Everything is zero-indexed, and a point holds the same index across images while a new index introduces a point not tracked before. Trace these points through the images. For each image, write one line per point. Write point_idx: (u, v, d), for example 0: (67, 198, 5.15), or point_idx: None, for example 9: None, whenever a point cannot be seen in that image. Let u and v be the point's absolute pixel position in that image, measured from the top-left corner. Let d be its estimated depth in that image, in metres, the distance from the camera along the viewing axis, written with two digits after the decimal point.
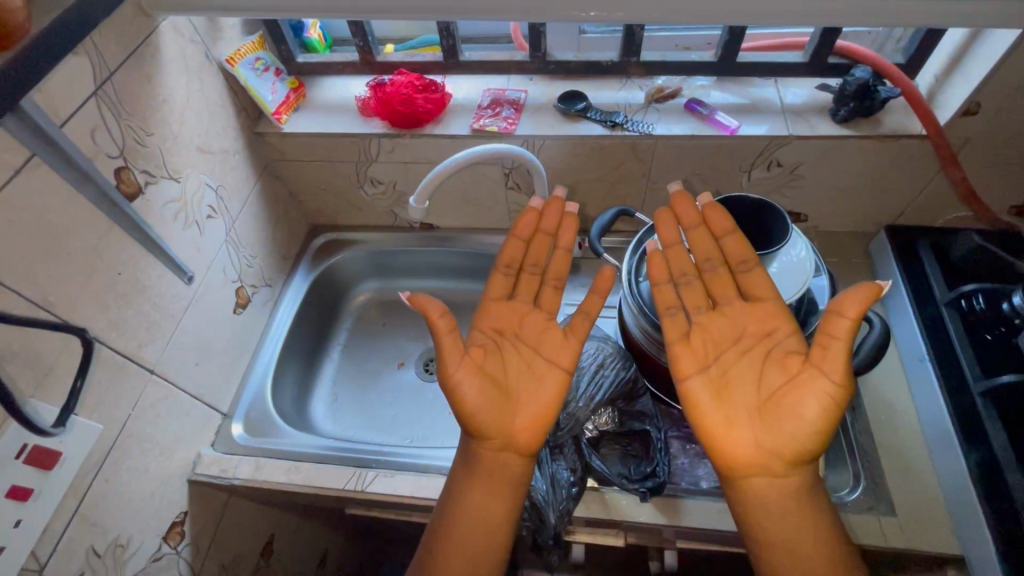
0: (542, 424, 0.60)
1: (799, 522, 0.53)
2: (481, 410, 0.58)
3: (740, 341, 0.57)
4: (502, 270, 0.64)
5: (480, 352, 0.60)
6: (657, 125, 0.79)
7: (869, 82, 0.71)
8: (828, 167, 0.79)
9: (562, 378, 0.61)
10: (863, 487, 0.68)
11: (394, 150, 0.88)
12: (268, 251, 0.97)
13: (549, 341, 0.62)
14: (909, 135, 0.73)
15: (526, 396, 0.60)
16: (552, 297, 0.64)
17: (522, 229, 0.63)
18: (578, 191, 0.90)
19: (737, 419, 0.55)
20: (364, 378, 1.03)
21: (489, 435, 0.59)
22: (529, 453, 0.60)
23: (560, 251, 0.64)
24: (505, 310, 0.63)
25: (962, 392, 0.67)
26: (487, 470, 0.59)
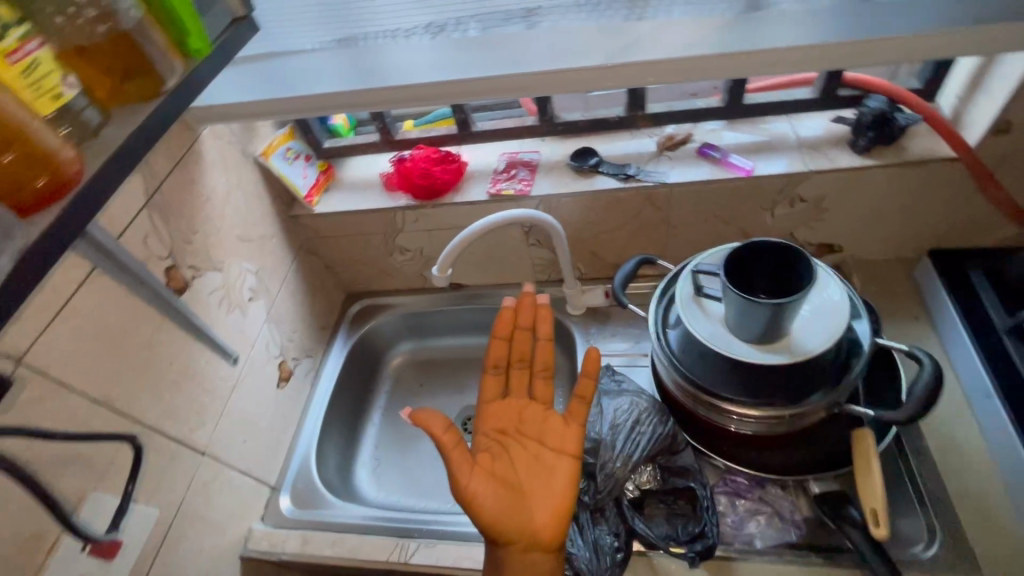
0: (562, 514, 0.59)
1: None
2: (500, 513, 0.57)
3: None
4: (491, 371, 0.67)
5: (485, 457, 0.61)
6: (671, 173, 0.79)
7: (886, 111, 0.70)
8: (855, 198, 0.77)
9: (571, 463, 0.61)
10: (941, 541, 0.61)
11: (419, 220, 0.92)
12: (307, 323, 1.01)
13: (551, 429, 0.63)
14: (938, 159, 0.70)
15: (540, 491, 0.60)
16: (543, 386, 0.66)
17: (501, 328, 0.67)
18: (600, 242, 0.91)
19: None
20: (405, 441, 1.04)
21: (512, 538, 0.57)
22: (557, 547, 0.58)
23: (543, 341, 0.67)
24: (502, 410, 0.65)
25: None
26: (516, 574, 0.57)
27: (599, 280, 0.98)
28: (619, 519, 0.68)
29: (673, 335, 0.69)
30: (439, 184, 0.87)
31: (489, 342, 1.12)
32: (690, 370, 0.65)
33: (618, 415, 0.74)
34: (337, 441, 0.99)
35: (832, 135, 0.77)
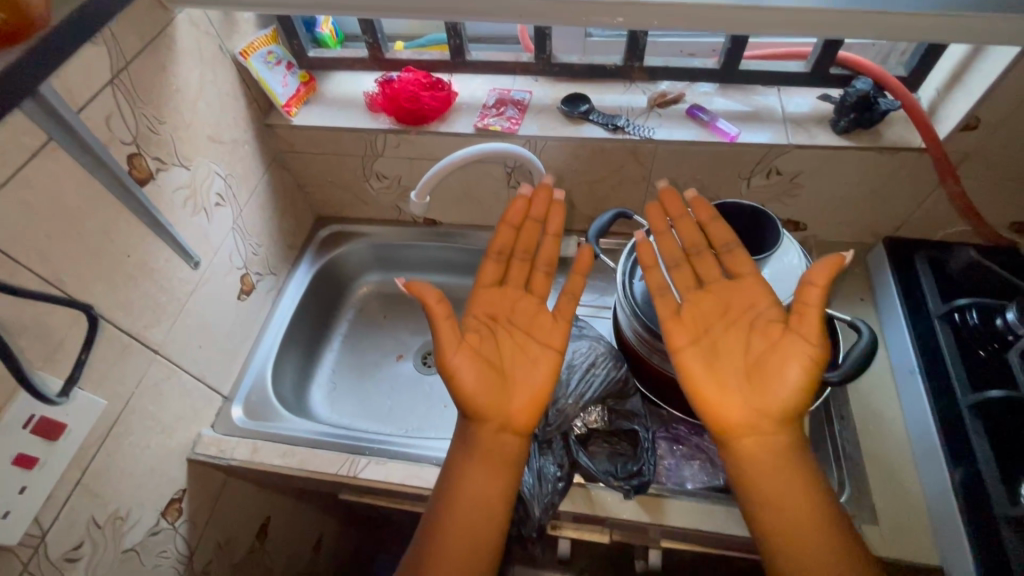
0: (538, 403, 0.61)
1: (787, 475, 0.55)
2: (480, 393, 0.59)
3: (727, 314, 0.60)
4: (494, 256, 0.65)
5: (473, 337, 0.62)
6: (658, 130, 0.80)
7: (870, 95, 0.72)
8: (827, 178, 0.80)
9: (555, 358, 0.63)
10: (848, 494, 0.68)
11: (400, 146, 0.89)
12: (275, 239, 0.99)
13: (540, 324, 0.64)
14: (909, 148, 0.73)
15: (521, 378, 0.62)
16: (542, 280, 0.66)
17: (513, 214, 0.65)
18: (580, 192, 0.91)
19: (727, 385, 0.58)
20: (364, 368, 1.05)
21: (487, 417, 0.59)
22: (527, 434, 0.61)
23: (550, 237, 0.66)
24: (497, 296, 0.65)
25: (951, 404, 0.67)
26: (485, 450, 0.59)
27: (573, 232, 0.99)
28: (566, 451, 0.72)
29: (639, 286, 0.71)
30: (425, 110, 0.84)
31: (457, 282, 1.13)
32: (651, 320, 0.67)
33: (575, 357, 0.77)
34: (295, 361, 0.99)
35: (817, 113, 0.79)
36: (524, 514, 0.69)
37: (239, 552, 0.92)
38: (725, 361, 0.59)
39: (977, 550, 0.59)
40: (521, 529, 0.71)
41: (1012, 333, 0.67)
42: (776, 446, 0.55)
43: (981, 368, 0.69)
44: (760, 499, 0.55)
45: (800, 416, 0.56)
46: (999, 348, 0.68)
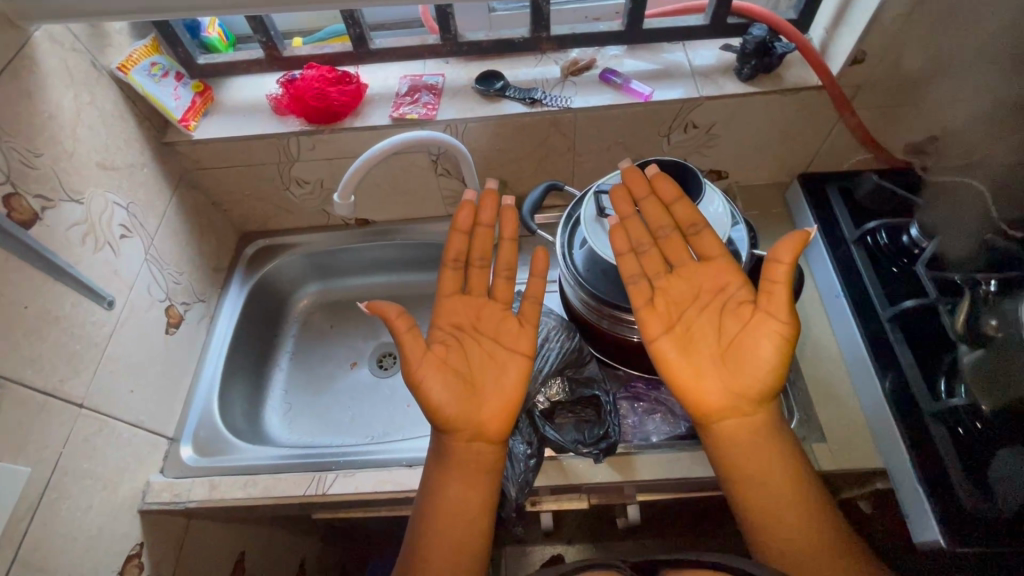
0: (510, 410, 0.59)
1: (766, 455, 0.54)
2: (447, 403, 0.58)
3: (699, 297, 0.60)
4: (452, 265, 0.64)
5: (440, 350, 0.61)
6: (575, 98, 0.80)
7: (767, 39, 0.75)
8: (739, 124, 0.83)
9: (525, 361, 0.62)
10: (797, 419, 0.72)
11: (316, 147, 0.85)
12: (197, 264, 0.93)
13: (506, 329, 0.63)
14: (807, 88, 0.77)
15: (492, 386, 0.60)
16: (505, 287, 0.65)
17: (462, 221, 0.64)
18: (508, 171, 0.91)
19: (704, 369, 0.57)
20: (318, 383, 1.01)
21: (459, 429, 0.58)
22: (501, 439, 0.59)
23: (508, 241, 0.65)
24: (459, 305, 0.64)
25: (872, 318, 0.73)
26: (460, 462, 0.58)
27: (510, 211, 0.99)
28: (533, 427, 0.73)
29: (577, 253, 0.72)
30: (336, 106, 0.80)
31: (400, 279, 1.10)
32: (598, 289, 0.68)
33: None
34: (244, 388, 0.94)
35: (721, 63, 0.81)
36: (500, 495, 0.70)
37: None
38: (704, 349, 0.58)
39: (913, 448, 0.64)
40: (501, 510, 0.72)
41: (917, 247, 0.75)
42: (756, 424, 0.55)
43: (893, 284, 0.76)
44: (750, 487, 0.53)
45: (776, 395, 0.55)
46: (908, 263, 0.76)
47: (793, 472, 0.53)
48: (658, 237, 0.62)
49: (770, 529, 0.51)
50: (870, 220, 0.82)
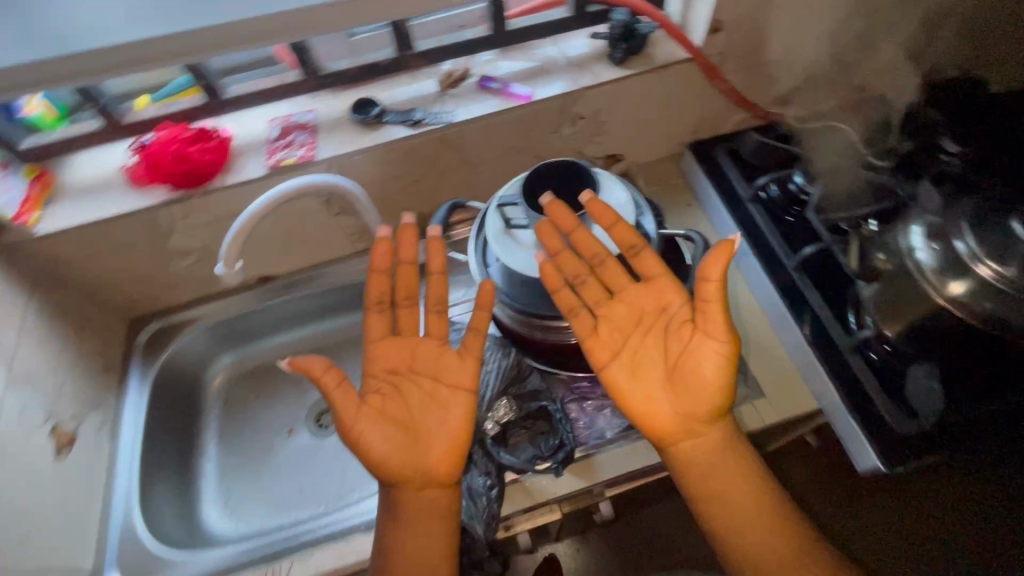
0: (458, 452, 0.58)
1: (727, 467, 0.57)
2: (391, 455, 0.57)
3: (642, 320, 0.60)
4: (376, 307, 0.62)
5: (377, 398, 0.59)
6: (456, 111, 0.77)
7: (629, 23, 0.77)
8: (622, 106, 0.83)
9: (468, 397, 0.60)
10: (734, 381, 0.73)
11: (190, 214, 0.77)
12: (80, 369, 0.81)
13: (445, 364, 0.62)
14: (678, 62, 0.79)
15: (437, 426, 0.59)
16: (438, 322, 0.63)
17: (378, 261, 0.61)
18: (409, 196, 0.87)
19: (655, 394, 0.58)
20: (255, 461, 0.93)
21: (409, 479, 0.57)
22: (453, 479, 0.59)
23: (435, 275, 0.63)
24: (392, 348, 0.62)
25: (781, 270, 0.77)
26: (413, 508, 0.57)
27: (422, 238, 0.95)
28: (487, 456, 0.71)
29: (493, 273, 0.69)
30: (204, 165, 0.73)
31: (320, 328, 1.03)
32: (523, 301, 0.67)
33: None
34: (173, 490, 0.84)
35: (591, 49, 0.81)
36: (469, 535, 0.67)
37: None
38: (652, 373, 0.59)
39: (838, 380, 0.68)
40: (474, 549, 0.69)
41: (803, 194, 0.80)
42: (712, 441, 0.58)
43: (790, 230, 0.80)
44: (707, 503, 0.57)
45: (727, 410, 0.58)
46: (799, 211, 0.81)
47: (749, 473, 0.58)
48: (595, 263, 0.61)
49: (727, 538, 0.57)
50: (760, 175, 0.86)
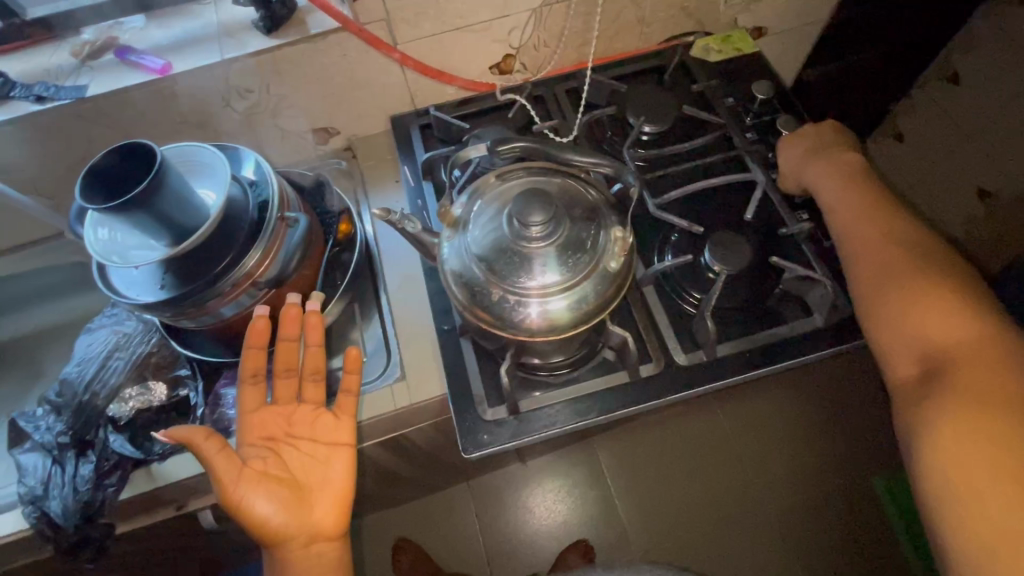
0: (342, 505, 0.67)
1: (977, 394, 0.48)
2: (276, 516, 0.62)
3: (892, 237, 0.60)
4: (250, 381, 0.68)
5: (257, 461, 0.64)
6: (251, 203, 0.68)
7: (494, 244, 0.50)
8: (585, 313, 0.50)
9: (348, 452, 0.68)
10: (484, 445, 0.61)
11: (90, 130, 0.74)
12: None
13: (321, 425, 0.68)
14: (539, 301, 0.49)
15: (319, 483, 0.67)
16: (314, 389, 0.70)
17: (256, 337, 0.67)
18: (201, 67, 0.72)
19: (931, 378, 0.51)
20: (21, 383, 0.93)
21: (293, 536, 0.63)
22: (340, 532, 0.66)
23: (313, 348, 0.69)
24: (267, 417, 0.68)
25: (500, 421, 0.62)
26: (302, 568, 0.63)
27: (314, 161, 0.91)
28: (139, 441, 0.69)
29: (152, 299, 0.64)
30: None
31: (79, 303, 0.96)
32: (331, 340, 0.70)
33: (97, 346, 0.73)
34: None
35: (445, 58, 0.82)
36: (47, 522, 0.64)
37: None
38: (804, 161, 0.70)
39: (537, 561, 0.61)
40: (36, 540, 0.66)
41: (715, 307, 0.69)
42: (965, 340, 0.51)
43: (541, 400, 0.63)
44: (878, 307, 0.57)
45: (991, 312, 0.52)
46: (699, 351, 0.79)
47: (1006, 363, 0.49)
48: (861, 192, 0.65)
49: (905, 351, 0.54)
50: (752, 323, 0.66)
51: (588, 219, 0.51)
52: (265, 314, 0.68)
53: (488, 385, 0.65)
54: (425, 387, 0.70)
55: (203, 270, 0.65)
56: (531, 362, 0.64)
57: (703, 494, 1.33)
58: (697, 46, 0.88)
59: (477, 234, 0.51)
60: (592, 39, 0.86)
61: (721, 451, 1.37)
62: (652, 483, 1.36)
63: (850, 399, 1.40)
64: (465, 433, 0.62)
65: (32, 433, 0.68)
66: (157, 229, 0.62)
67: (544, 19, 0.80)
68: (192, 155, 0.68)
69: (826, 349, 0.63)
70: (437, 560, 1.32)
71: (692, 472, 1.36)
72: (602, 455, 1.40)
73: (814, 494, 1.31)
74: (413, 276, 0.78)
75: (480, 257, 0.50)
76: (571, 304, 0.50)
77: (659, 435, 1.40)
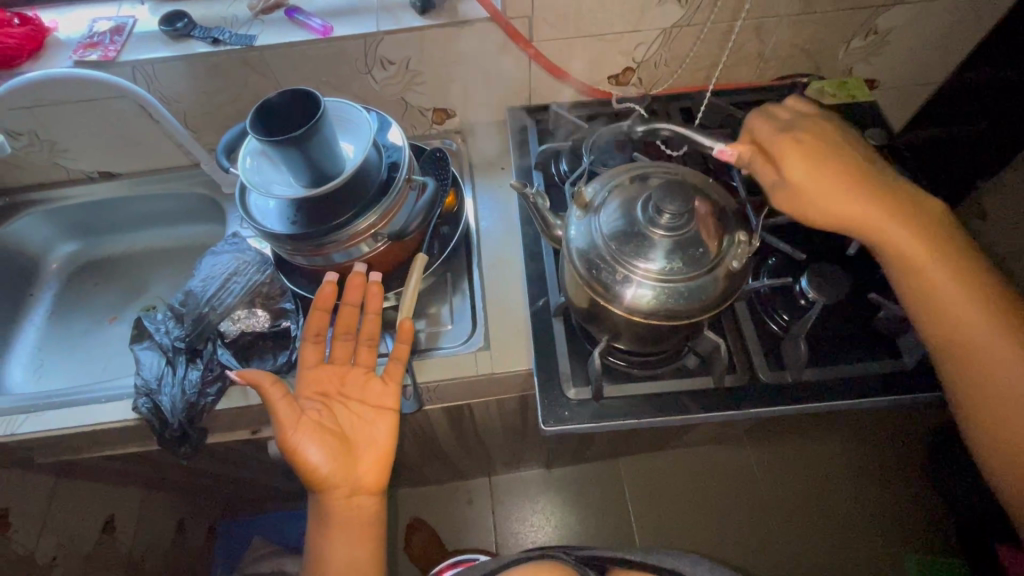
0: (384, 464, 0.67)
1: None
2: (326, 464, 0.63)
3: (966, 277, 0.57)
4: (311, 339, 0.70)
5: (312, 412, 0.65)
6: (385, 163, 0.73)
7: (622, 225, 0.54)
8: (690, 306, 0.53)
9: (392, 417, 0.69)
10: (564, 421, 0.65)
11: (248, 75, 0.82)
12: (82, 214, 1.00)
13: (370, 389, 0.70)
14: (651, 285, 0.52)
15: (364, 440, 0.67)
16: (368, 352, 0.72)
17: (321, 300, 0.70)
18: (357, 35, 0.79)
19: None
20: (124, 294, 1.02)
21: (338, 487, 0.64)
22: (379, 491, 0.67)
23: (371, 316, 0.72)
24: (321, 373, 0.69)
25: (582, 404, 0.66)
26: (341, 519, 0.64)
27: (428, 137, 0.97)
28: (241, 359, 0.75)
29: (276, 228, 0.70)
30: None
31: (188, 232, 1.05)
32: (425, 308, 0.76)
33: (219, 268, 0.79)
34: (62, 303, 1.00)
35: (574, 59, 0.87)
36: (156, 414, 0.71)
37: (43, 512, 0.89)
38: (829, 178, 0.57)
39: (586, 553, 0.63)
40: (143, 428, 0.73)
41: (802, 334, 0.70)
42: None
43: (624, 391, 0.66)
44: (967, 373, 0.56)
45: None
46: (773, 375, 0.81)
47: None
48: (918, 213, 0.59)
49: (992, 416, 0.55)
50: (838, 357, 0.67)
51: (714, 222, 0.54)
52: (332, 280, 0.71)
53: (574, 366, 0.70)
54: (507, 360, 0.74)
55: (328, 213, 0.69)
56: (614, 351, 0.67)
57: (725, 532, 1.32)
58: (812, 87, 0.91)
59: (608, 214, 0.55)
60: (713, 65, 0.90)
61: (748, 493, 1.35)
62: (675, 513, 1.34)
63: (888, 467, 1.35)
64: (546, 407, 0.66)
65: (155, 333, 0.76)
66: (300, 170, 0.66)
67: (672, 39, 0.85)
68: (343, 112, 0.74)
69: (911, 395, 0.64)
70: (450, 546, 1.34)
71: (715, 509, 1.34)
72: (625, 475, 1.40)
73: (842, 557, 1.28)
74: (506, 258, 0.82)
75: (606, 235, 0.54)
76: (681, 293, 0.53)
77: (686, 463, 1.39)
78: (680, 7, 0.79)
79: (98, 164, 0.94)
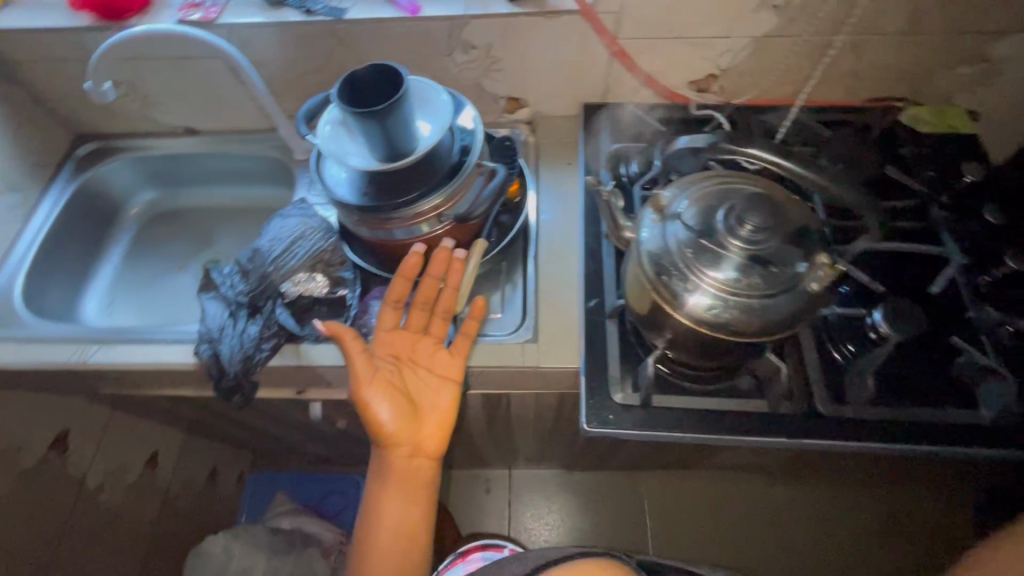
0: (445, 431, 0.69)
1: None
2: (393, 422, 0.65)
3: None
4: (392, 304, 0.72)
5: (385, 372, 0.68)
6: (458, 146, 0.74)
7: (696, 232, 0.53)
8: (761, 321, 0.51)
9: (455, 387, 0.71)
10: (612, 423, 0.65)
11: (334, 47, 0.85)
12: (163, 166, 1.05)
13: (439, 358, 0.72)
14: (720, 296, 0.51)
15: (430, 405, 0.69)
16: (440, 324, 0.74)
17: (408, 268, 0.71)
18: (444, 17, 0.80)
19: None
20: (193, 245, 1.07)
21: (400, 446, 0.66)
22: (438, 456, 0.68)
23: (450, 290, 0.73)
24: (395, 337, 0.72)
25: (629, 409, 0.65)
26: (399, 476, 0.66)
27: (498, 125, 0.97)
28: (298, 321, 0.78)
29: (347, 199, 0.71)
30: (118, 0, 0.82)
31: (256, 193, 1.09)
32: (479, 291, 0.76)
33: (286, 230, 0.81)
34: (135, 247, 1.06)
35: (656, 61, 0.85)
36: (215, 362, 0.74)
37: (98, 439, 0.95)
38: None
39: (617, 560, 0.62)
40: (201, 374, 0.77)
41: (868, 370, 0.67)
42: None
43: (672, 401, 0.65)
44: None
45: None
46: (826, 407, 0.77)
47: None
48: None
49: None
50: (909, 398, 0.64)
51: (795, 240, 0.52)
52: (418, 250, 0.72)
53: (624, 370, 0.70)
54: (556, 354, 0.73)
55: (398, 189, 0.70)
56: (673, 357, 0.66)
57: (745, 562, 1.27)
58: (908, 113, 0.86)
59: (683, 219, 0.54)
60: (801, 80, 0.86)
61: (773, 525, 1.31)
62: (694, 534, 1.31)
63: (927, 522, 1.28)
64: (591, 407, 0.66)
65: (222, 286, 0.79)
66: (377, 144, 0.68)
67: (762, 49, 0.82)
68: (422, 92, 0.75)
69: (993, 446, 0.60)
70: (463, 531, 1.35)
71: (737, 535, 1.30)
72: (648, 488, 1.37)
73: None
74: (565, 253, 0.81)
75: (679, 240, 0.53)
76: (752, 309, 0.51)
77: (713, 486, 1.35)
78: (775, 16, 0.77)
79: (183, 120, 0.99)
